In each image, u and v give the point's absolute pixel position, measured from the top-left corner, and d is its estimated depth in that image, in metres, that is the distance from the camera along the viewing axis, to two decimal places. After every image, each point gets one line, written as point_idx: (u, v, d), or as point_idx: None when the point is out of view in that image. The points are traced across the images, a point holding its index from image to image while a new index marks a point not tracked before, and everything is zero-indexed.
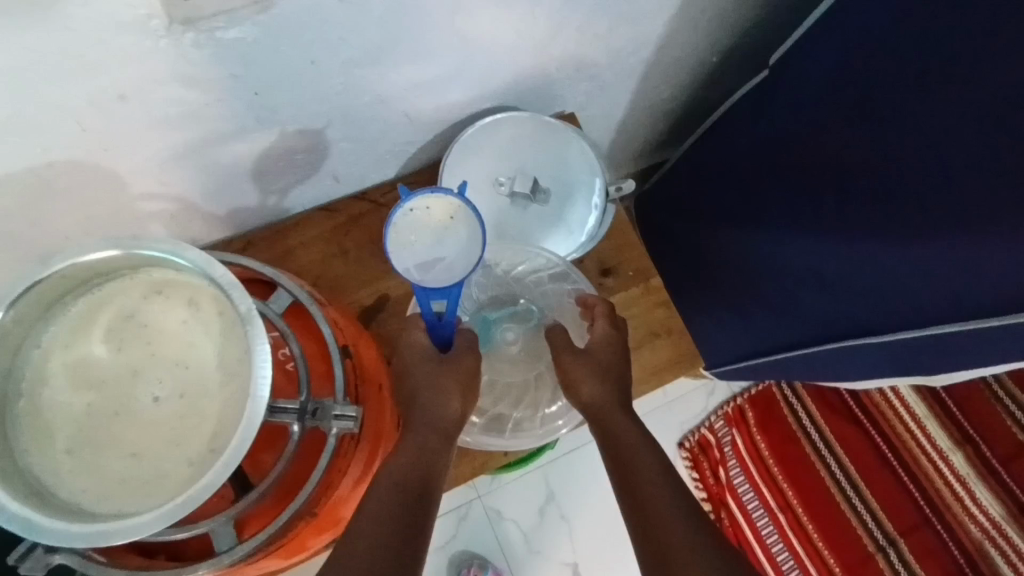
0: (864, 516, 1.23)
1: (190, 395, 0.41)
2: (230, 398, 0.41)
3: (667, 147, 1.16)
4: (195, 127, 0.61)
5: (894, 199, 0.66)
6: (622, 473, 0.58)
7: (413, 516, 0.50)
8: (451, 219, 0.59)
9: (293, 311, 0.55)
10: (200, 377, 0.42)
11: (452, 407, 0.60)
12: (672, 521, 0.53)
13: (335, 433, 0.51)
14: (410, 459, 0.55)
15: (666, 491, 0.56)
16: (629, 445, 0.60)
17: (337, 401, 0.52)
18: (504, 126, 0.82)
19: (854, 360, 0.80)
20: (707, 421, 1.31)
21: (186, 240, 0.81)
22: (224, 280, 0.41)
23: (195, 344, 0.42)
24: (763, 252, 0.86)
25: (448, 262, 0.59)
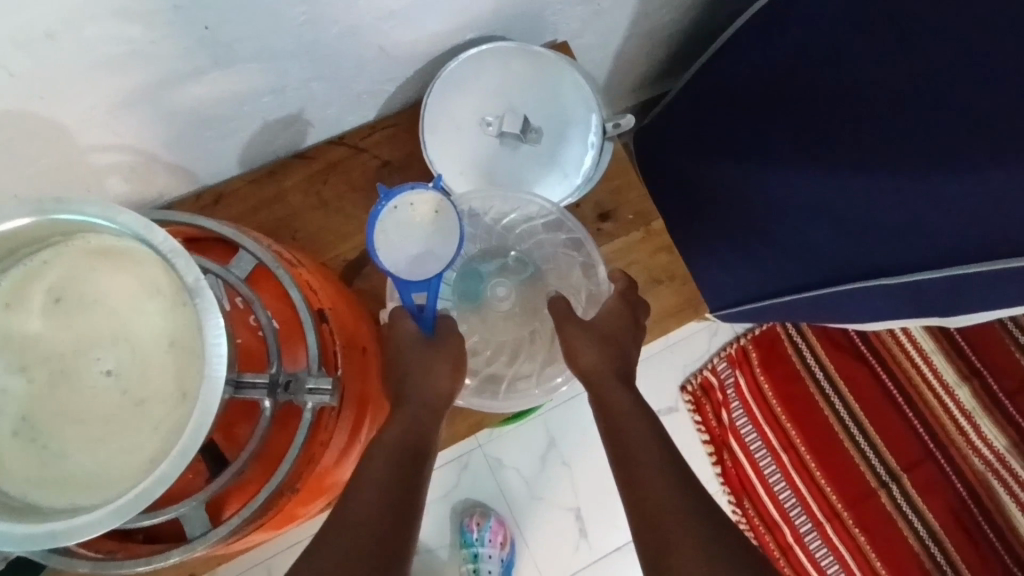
0: (867, 452, 1.22)
1: (140, 376, 0.38)
2: (188, 375, 0.38)
3: (667, 77, 1.08)
4: (142, 68, 0.55)
5: (920, 129, 0.60)
6: (619, 444, 0.57)
7: (407, 501, 0.48)
8: (436, 214, 0.61)
9: (259, 274, 0.51)
10: (149, 355, 0.38)
11: (442, 385, 0.58)
12: (666, 494, 0.51)
13: (311, 409, 0.48)
14: (401, 438, 0.52)
15: (661, 465, 0.54)
16: (627, 415, 0.59)
17: (310, 371, 0.48)
18: (490, 58, 0.74)
19: (867, 301, 0.76)
20: (709, 363, 1.25)
21: (151, 194, 0.76)
22: (166, 248, 0.37)
23: (141, 319, 0.39)
24: (772, 189, 0.80)
25: (433, 251, 0.60)
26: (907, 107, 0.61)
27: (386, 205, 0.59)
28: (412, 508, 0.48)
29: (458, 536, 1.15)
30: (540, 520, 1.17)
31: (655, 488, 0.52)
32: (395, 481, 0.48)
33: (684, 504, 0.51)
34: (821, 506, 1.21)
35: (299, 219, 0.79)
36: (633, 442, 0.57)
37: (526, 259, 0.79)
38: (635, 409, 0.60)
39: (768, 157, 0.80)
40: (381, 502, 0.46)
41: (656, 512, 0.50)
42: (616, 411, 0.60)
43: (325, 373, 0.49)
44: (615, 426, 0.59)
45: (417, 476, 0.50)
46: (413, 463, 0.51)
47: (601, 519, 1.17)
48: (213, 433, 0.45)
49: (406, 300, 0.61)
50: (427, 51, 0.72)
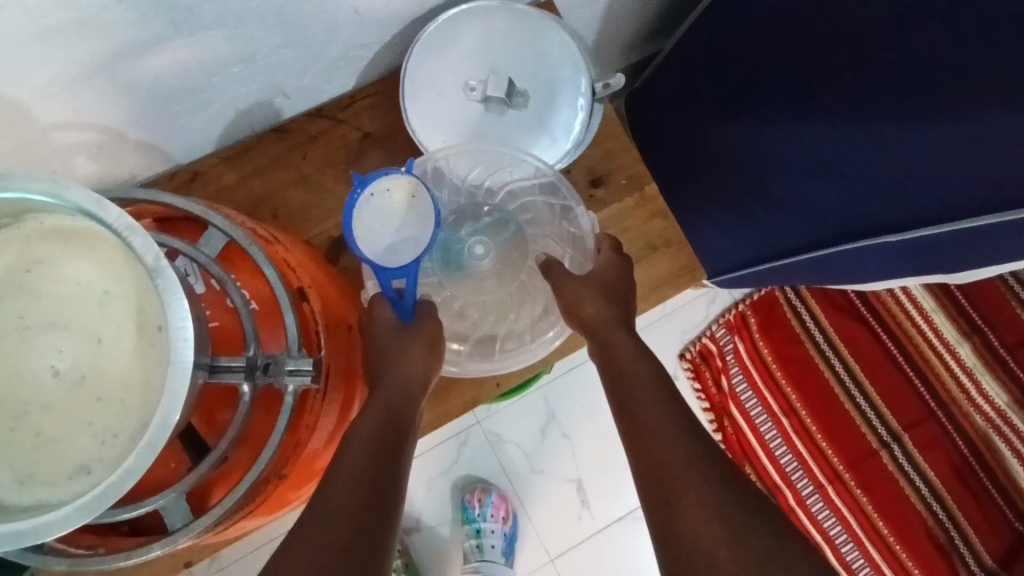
0: (867, 412, 1.21)
1: (102, 363, 0.36)
2: (152, 360, 0.35)
3: (658, 36, 1.04)
4: (96, 38, 0.51)
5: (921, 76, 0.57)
6: (619, 395, 0.56)
7: (386, 484, 0.46)
8: (413, 196, 0.57)
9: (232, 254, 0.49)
10: (112, 340, 0.36)
11: (419, 366, 0.57)
12: (670, 440, 0.50)
13: (293, 391, 0.46)
14: (378, 422, 0.51)
15: (664, 411, 0.53)
16: (629, 363, 0.58)
17: (290, 353, 0.46)
18: (470, 20, 0.71)
19: (869, 259, 0.74)
20: (707, 330, 1.23)
21: (124, 175, 0.73)
22: (120, 225, 0.34)
23: (102, 303, 0.36)
24: (769, 147, 0.77)
25: (411, 237, 0.56)
26: (909, 54, 0.58)
27: (362, 191, 0.56)
28: (393, 492, 0.46)
29: (460, 512, 1.14)
30: (543, 493, 1.16)
31: (659, 435, 0.51)
32: (375, 465, 0.47)
33: (690, 450, 0.49)
34: (822, 468, 1.20)
35: (280, 196, 0.77)
36: (635, 390, 0.55)
37: (504, 217, 0.75)
38: (637, 356, 0.59)
39: (764, 114, 0.77)
40: (359, 488, 0.44)
41: (660, 458, 0.49)
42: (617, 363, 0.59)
43: (306, 355, 0.47)
44: (615, 376, 0.58)
45: (397, 456, 0.49)
46: (392, 446, 0.49)
47: (603, 489, 1.16)
48: (193, 420, 0.43)
49: (386, 286, 0.57)
50: (404, 13, 0.68)
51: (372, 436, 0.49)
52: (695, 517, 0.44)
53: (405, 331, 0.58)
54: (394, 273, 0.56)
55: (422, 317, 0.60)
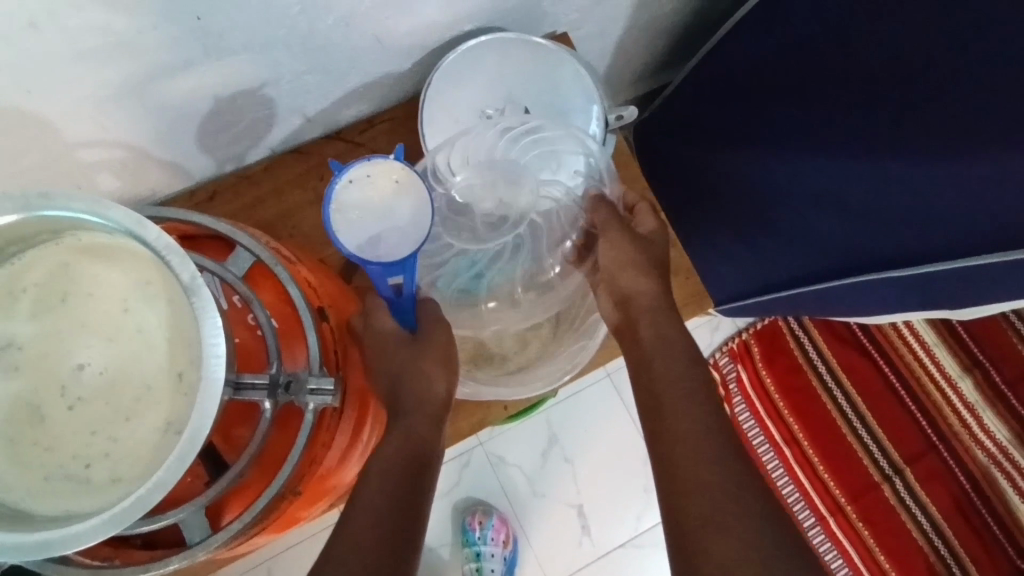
0: (870, 445, 1.21)
1: (135, 375, 0.37)
2: (181, 374, 0.36)
3: (667, 69, 1.07)
4: (129, 60, 0.53)
5: (923, 117, 0.59)
6: (655, 393, 0.58)
7: (406, 531, 0.47)
8: (397, 182, 0.54)
9: (256, 273, 0.50)
10: (144, 352, 0.37)
11: (436, 388, 0.58)
12: (707, 457, 0.52)
13: (312, 409, 0.46)
14: (396, 452, 0.52)
15: (703, 420, 0.55)
16: (672, 343, 0.61)
17: (312, 372, 0.47)
18: (488, 50, 0.73)
19: (873, 292, 0.75)
20: (711, 357, 1.24)
21: (144, 192, 0.74)
22: (159, 244, 0.36)
23: (134, 317, 0.37)
24: (776, 179, 0.79)
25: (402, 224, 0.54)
26: (912, 96, 0.60)
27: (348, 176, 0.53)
28: (412, 540, 0.47)
29: (460, 535, 1.14)
30: (544, 517, 1.16)
31: (695, 447, 0.53)
32: (403, 499, 0.48)
33: (727, 469, 0.51)
34: (824, 499, 1.20)
35: (297, 215, 0.78)
36: (676, 391, 0.57)
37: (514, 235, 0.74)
38: (679, 353, 0.61)
39: (772, 148, 0.79)
40: (377, 540, 0.45)
41: (695, 468, 0.51)
42: (655, 355, 0.61)
43: (326, 374, 0.48)
44: (653, 365, 0.60)
45: (414, 497, 0.49)
46: (409, 487, 0.49)
47: (603, 515, 1.16)
48: (211, 436, 0.44)
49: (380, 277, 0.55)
50: (423, 44, 0.71)
51: (387, 478, 0.49)
52: (726, 541, 0.47)
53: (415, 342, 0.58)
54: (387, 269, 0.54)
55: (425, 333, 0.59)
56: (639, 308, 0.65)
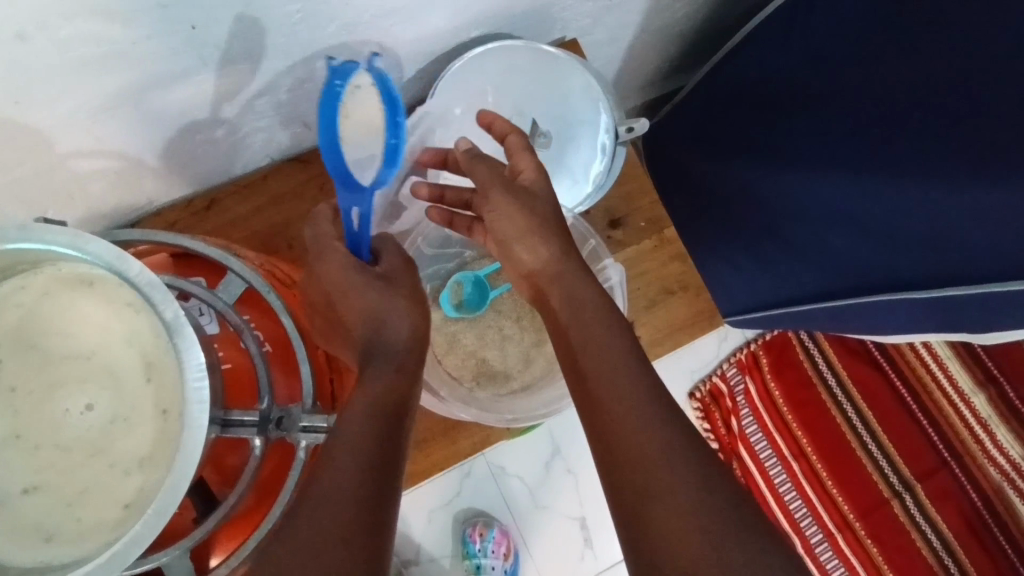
0: (880, 461, 1.19)
1: (119, 421, 0.35)
2: (167, 418, 0.35)
3: (678, 73, 1.04)
4: (123, 70, 0.51)
5: (969, 148, 0.59)
6: (577, 366, 0.51)
7: (389, 473, 0.42)
8: (357, 88, 0.49)
9: (247, 300, 0.48)
10: (125, 396, 0.35)
11: (405, 322, 0.52)
12: (639, 426, 0.46)
13: (304, 449, 0.44)
14: (380, 390, 0.46)
15: (630, 383, 0.48)
16: (582, 300, 0.54)
17: (304, 408, 0.44)
18: (496, 56, 0.71)
19: (889, 312, 0.74)
20: (718, 368, 1.17)
21: (140, 203, 0.72)
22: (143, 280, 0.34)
23: (115, 359, 0.35)
24: (797, 194, 0.77)
25: (399, 153, 0.52)
26: None
27: (345, 84, 0.48)
28: (393, 487, 0.42)
29: (460, 546, 1.12)
30: (545, 528, 1.15)
31: (625, 413, 0.47)
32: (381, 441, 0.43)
33: (659, 431, 0.45)
34: (831, 515, 1.17)
35: (295, 227, 0.75)
36: (599, 357, 0.50)
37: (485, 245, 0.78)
38: (595, 311, 0.53)
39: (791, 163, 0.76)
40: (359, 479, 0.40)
41: (622, 438, 0.46)
42: (574, 324, 0.53)
43: (319, 409, 0.45)
44: (572, 334, 0.53)
45: (398, 443, 0.44)
46: (393, 429, 0.44)
47: (606, 527, 1.15)
48: (202, 469, 0.43)
49: (339, 201, 0.50)
50: (430, 51, 0.68)
51: (370, 414, 0.44)
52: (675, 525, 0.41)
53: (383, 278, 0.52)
54: (345, 194, 0.49)
55: (392, 273, 0.53)
56: (547, 276, 0.57)
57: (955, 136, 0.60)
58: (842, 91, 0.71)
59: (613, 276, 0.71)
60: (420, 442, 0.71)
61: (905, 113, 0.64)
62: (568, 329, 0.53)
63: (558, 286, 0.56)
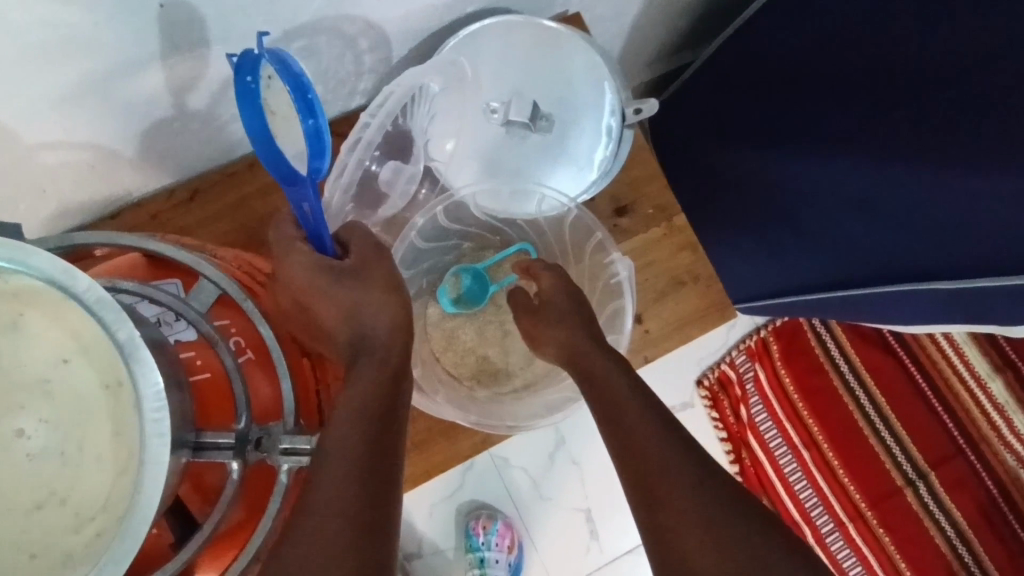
0: (893, 449, 1.16)
1: (72, 458, 0.29)
2: (119, 455, 0.29)
3: (687, 49, 0.99)
4: (87, 55, 0.47)
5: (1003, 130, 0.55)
6: (615, 429, 0.52)
7: (387, 478, 0.41)
8: (270, 78, 0.42)
9: (221, 307, 0.44)
10: (79, 429, 0.30)
11: (385, 310, 0.50)
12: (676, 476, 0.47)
13: (285, 470, 0.40)
14: (368, 392, 0.44)
15: (661, 437, 0.50)
16: (609, 373, 0.56)
17: (286, 427, 0.40)
18: (491, 34, 0.67)
19: (909, 303, 0.70)
20: (727, 356, 1.16)
21: (120, 195, 0.68)
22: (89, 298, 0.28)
23: (64, 384, 0.30)
24: (819, 177, 0.73)
25: (323, 136, 0.43)
26: None
27: (256, 77, 0.40)
28: (390, 491, 0.41)
29: (463, 539, 1.09)
30: (550, 520, 1.12)
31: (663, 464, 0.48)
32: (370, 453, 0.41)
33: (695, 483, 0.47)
34: (843, 504, 1.15)
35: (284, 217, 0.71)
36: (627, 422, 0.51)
37: (482, 241, 0.74)
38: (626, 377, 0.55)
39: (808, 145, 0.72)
40: (360, 493, 0.39)
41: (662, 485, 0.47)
42: (605, 385, 0.55)
43: (301, 427, 0.41)
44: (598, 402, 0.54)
45: (392, 449, 0.43)
46: (382, 440, 0.42)
47: (612, 519, 1.13)
48: (180, 487, 0.40)
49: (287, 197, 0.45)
50: (421, 31, 0.64)
51: (356, 421, 0.41)
52: None
53: (352, 273, 0.49)
54: (292, 190, 0.44)
55: (361, 265, 0.50)
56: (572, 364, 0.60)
57: (991, 116, 0.56)
58: (867, 68, 0.66)
59: (622, 271, 0.65)
60: (418, 442, 0.68)
61: (937, 91, 0.60)
62: (601, 388, 0.55)
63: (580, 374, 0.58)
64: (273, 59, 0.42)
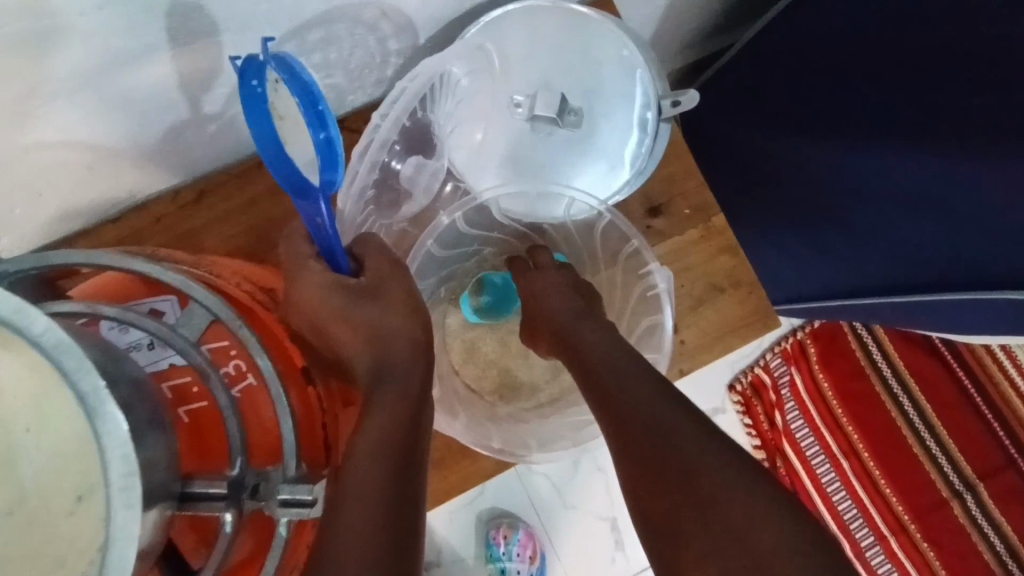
0: (940, 458, 1.09)
1: (33, 532, 0.25)
2: (84, 539, 0.24)
3: (723, 33, 0.92)
4: (75, 48, 0.42)
5: None
6: (617, 418, 0.46)
7: (407, 498, 0.37)
8: (278, 85, 0.39)
9: (213, 333, 0.39)
10: (43, 496, 0.25)
11: (404, 325, 0.47)
12: (706, 473, 0.41)
13: (284, 524, 0.35)
14: (388, 416, 0.40)
15: (681, 434, 0.44)
16: (605, 361, 0.50)
17: (286, 474, 0.36)
18: (513, 21, 0.63)
19: (971, 313, 0.64)
20: (762, 359, 1.07)
21: (122, 196, 0.64)
22: (50, 341, 0.24)
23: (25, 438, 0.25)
24: (872, 173, 0.67)
25: (337, 149, 0.39)
26: None
27: (262, 81, 0.38)
28: (414, 517, 0.37)
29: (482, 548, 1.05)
30: (572, 529, 1.07)
31: (687, 464, 0.42)
32: (384, 461, 0.37)
33: (730, 481, 0.41)
34: (885, 517, 1.08)
35: (292, 220, 0.67)
36: (634, 409, 0.46)
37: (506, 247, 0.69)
38: (632, 373, 0.48)
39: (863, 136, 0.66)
40: (373, 514, 0.34)
41: (693, 487, 0.41)
42: (609, 384, 0.48)
43: (304, 472, 0.36)
44: (599, 392, 0.48)
45: (413, 471, 0.39)
46: (401, 453, 0.38)
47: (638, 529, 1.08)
48: (172, 528, 0.36)
49: (300, 209, 0.43)
50: (439, 16, 0.60)
51: (378, 441, 0.38)
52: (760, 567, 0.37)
53: (368, 295, 0.46)
54: (304, 204, 0.42)
55: (377, 282, 0.47)
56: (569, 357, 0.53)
57: None
58: (929, 54, 0.60)
59: (661, 283, 0.60)
60: (436, 459, 0.63)
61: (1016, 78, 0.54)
62: (604, 389, 0.48)
63: (579, 365, 0.52)
64: (279, 65, 0.39)
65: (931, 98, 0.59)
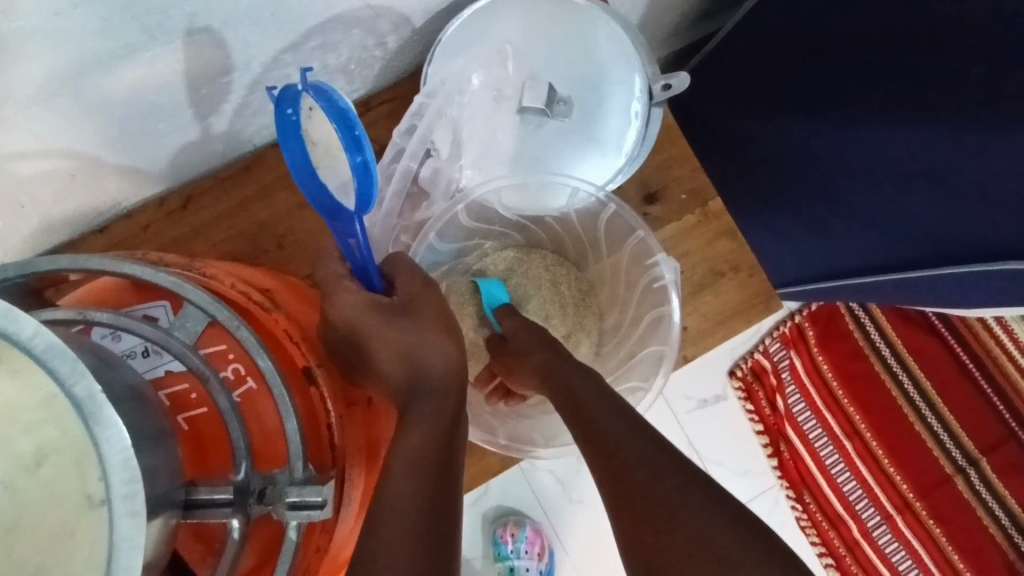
0: (940, 434, 1.09)
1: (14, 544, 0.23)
2: (78, 543, 0.23)
3: (709, 19, 0.92)
4: (51, 51, 0.41)
5: None
6: (594, 444, 0.46)
7: (446, 523, 0.39)
8: (311, 111, 0.39)
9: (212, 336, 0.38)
10: (19, 501, 0.23)
11: (444, 352, 0.48)
12: (698, 533, 0.40)
13: (295, 527, 0.34)
14: (424, 435, 0.42)
15: (672, 487, 0.43)
16: (579, 390, 0.51)
17: (292, 476, 0.35)
18: (502, 11, 0.64)
19: (970, 287, 0.63)
20: (761, 345, 1.05)
21: (108, 204, 0.63)
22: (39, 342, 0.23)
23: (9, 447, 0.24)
24: (866, 150, 0.67)
25: (371, 173, 0.39)
26: None
27: (297, 109, 0.39)
28: (453, 549, 0.38)
29: (491, 547, 1.03)
30: (579, 523, 1.05)
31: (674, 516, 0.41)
32: (425, 490, 0.39)
33: (731, 544, 0.39)
34: (889, 496, 1.08)
35: (286, 221, 0.66)
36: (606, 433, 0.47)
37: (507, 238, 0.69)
38: (627, 425, 0.47)
39: (857, 113, 0.66)
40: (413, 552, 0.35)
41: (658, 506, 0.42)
42: (603, 435, 0.47)
43: (313, 473, 0.36)
44: (581, 417, 0.49)
45: (448, 491, 0.41)
46: (441, 478, 0.40)
47: None
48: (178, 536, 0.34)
49: (333, 231, 0.43)
50: (427, 6, 0.60)
51: (417, 464, 0.39)
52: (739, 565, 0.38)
53: (404, 312, 0.47)
54: (337, 225, 0.42)
55: (411, 301, 0.48)
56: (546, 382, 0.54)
57: None
58: (912, 25, 0.59)
59: (668, 274, 0.59)
60: None
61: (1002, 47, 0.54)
62: (590, 432, 0.48)
63: (558, 391, 0.52)
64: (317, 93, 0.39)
65: (921, 71, 0.58)
